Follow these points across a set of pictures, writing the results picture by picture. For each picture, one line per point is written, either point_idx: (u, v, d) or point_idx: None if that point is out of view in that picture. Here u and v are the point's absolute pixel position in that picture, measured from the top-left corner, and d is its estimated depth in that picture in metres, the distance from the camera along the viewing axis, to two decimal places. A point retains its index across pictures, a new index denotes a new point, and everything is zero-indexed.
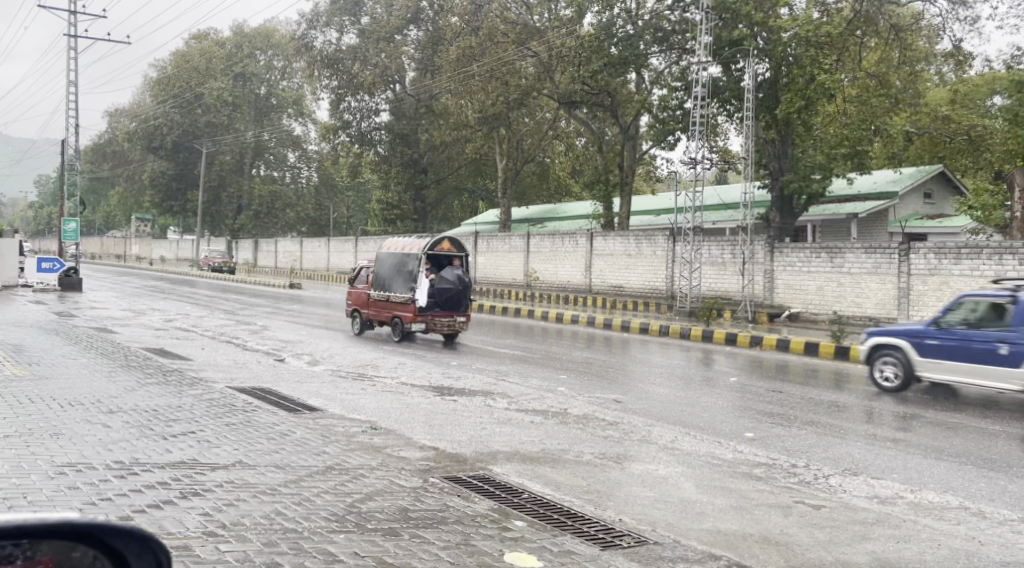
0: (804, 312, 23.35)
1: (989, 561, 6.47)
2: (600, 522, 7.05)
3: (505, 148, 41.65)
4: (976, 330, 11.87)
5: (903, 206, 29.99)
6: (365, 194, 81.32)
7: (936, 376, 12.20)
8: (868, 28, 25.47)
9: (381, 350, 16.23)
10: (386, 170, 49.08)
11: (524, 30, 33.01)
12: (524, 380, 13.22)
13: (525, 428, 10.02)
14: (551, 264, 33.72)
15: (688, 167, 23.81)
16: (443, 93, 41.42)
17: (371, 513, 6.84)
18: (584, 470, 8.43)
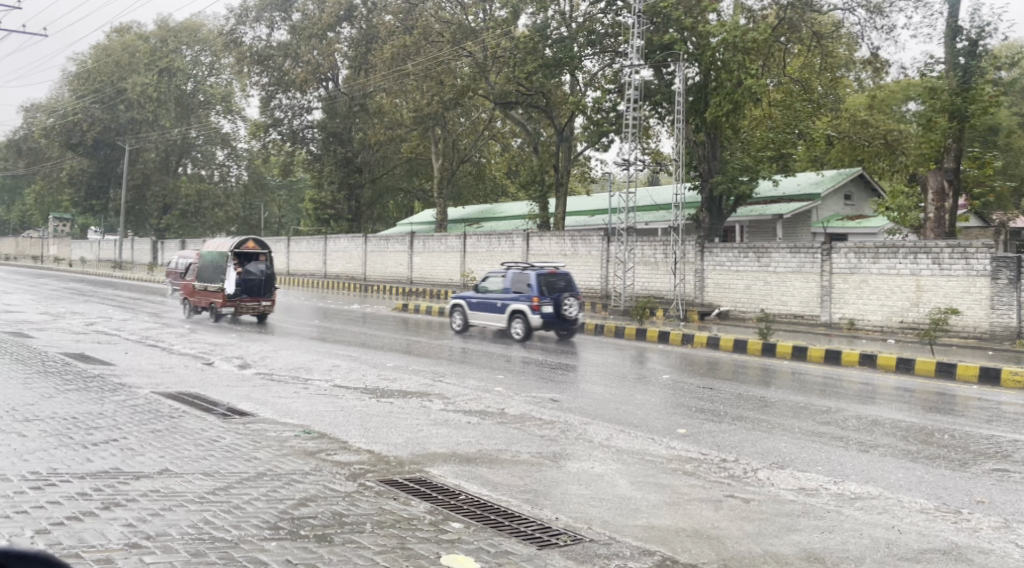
0: (733, 311, 23.88)
1: (912, 549, 6.74)
2: (537, 521, 7.17)
3: (441, 148, 41.43)
4: (491, 294, 19.66)
5: (825, 207, 30.86)
6: (298, 194, 80.29)
7: (477, 321, 19.91)
8: (791, 35, 26.39)
9: (314, 353, 16.04)
10: (320, 169, 48.71)
11: (459, 29, 32.84)
12: (461, 381, 13.26)
13: (464, 429, 10.08)
14: (488, 264, 33.83)
15: (621, 168, 24.07)
16: (378, 92, 41.03)
17: (303, 519, 6.84)
18: (521, 470, 8.55)
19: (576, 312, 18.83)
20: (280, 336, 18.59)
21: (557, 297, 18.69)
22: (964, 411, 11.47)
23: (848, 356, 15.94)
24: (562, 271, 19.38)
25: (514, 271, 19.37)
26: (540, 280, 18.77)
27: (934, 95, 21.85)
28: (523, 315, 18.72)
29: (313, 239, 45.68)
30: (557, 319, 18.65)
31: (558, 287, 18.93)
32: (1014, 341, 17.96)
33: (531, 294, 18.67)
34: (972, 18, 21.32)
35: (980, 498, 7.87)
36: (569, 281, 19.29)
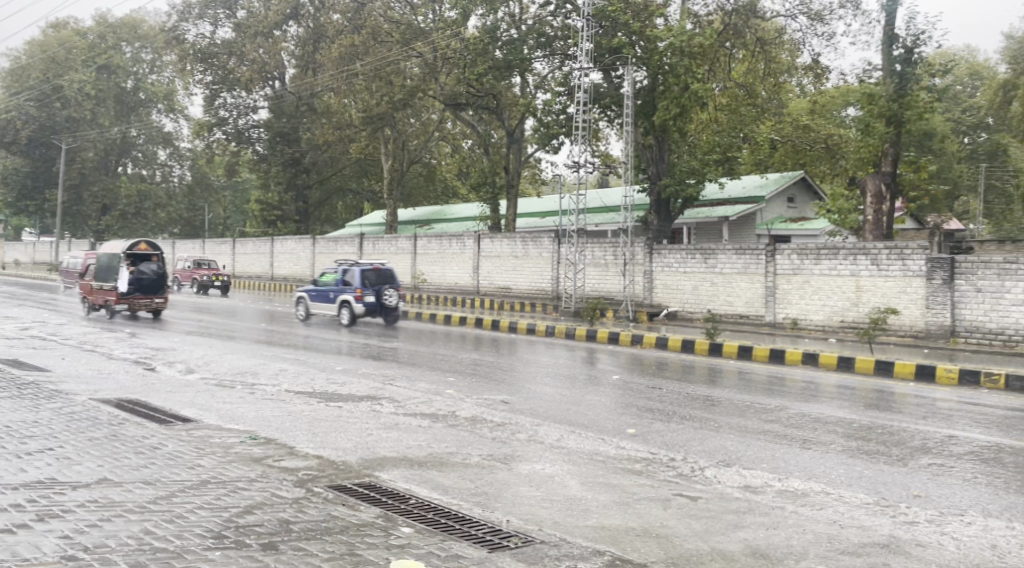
0: (681, 312, 24.20)
1: (853, 543, 6.93)
2: (488, 523, 7.22)
3: (391, 148, 41.20)
4: (326, 287, 23.07)
5: (769, 210, 31.40)
6: (244, 194, 79.41)
7: (317, 310, 23.27)
8: (736, 40, 27.05)
9: (260, 357, 15.89)
10: (267, 170, 48.08)
11: (409, 29, 32.64)
12: (412, 384, 13.27)
13: (414, 433, 10.10)
14: (439, 265, 33.81)
15: (570, 170, 24.21)
16: (327, 91, 40.91)
17: (249, 527, 6.81)
18: (471, 473, 8.59)
19: (396, 301, 22.38)
20: (225, 339, 18.37)
21: (378, 289, 22.20)
22: (902, 408, 11.81)
23: (791, 355, 16.27)
24: (386, 266, 22.84)
25: (344, 267, 22.80)
26: (362, 273, 22.24)
27: (872, 101, 22.43)
28: (348, 304, 22.21)
29: (260, 239, 45.10)
30: (378, 306, 22.15)
31: (378, 281, 22.43)
32: (948, 340, 18.52)
33: (354, 286, 22.16)
34: (908, 26, 21.86)
35: (917, 492, 8.12)
36: (391, 274, 22.78)
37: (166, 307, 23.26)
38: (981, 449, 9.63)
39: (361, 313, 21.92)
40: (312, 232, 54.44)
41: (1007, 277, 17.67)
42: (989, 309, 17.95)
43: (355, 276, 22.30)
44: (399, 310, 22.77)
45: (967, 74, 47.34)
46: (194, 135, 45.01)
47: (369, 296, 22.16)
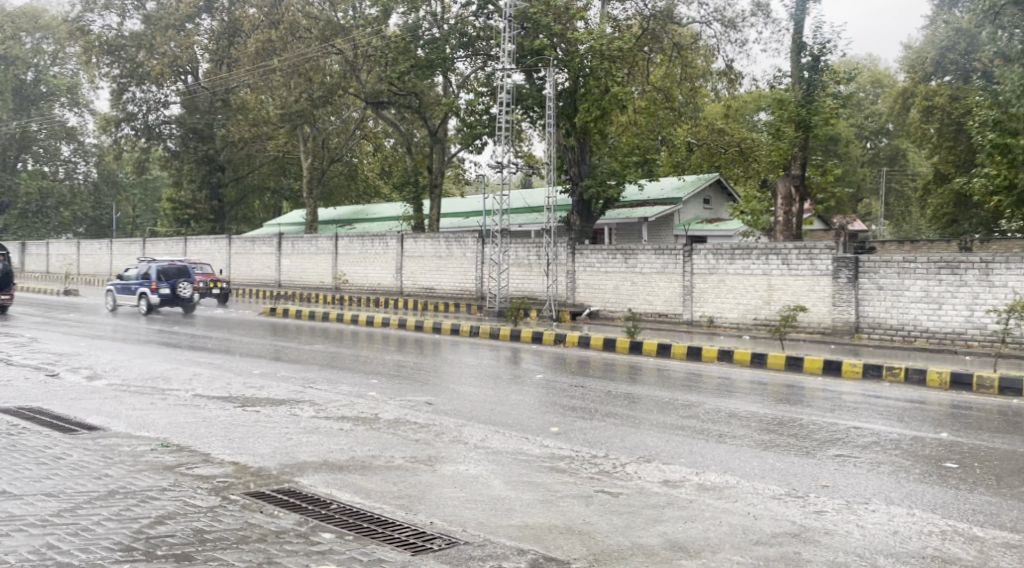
0: (603, 311, 24.55)
1: (767, 534, 7.18)
2: (411, 526, 7.27)
3: (310, 147, 40.42)
4: (129, 282, 26.65)
5: (686, 211, 32.06)
6: (154, 192, 77.35)
7: (121, 300, 26.83)
8: (654, 45, 27.46)
9: (172, 361, 15.57)
10: (179, 166, 46.98)
11: (328, 26, 32.32)
12: (333, 387, 13.21)
13: (335, 436, 10.07)
14: (361, 266, 33.59)
15: (494, 170, 24.30)
16: (242, 86, 40.39)
17: (160, 538, 6.73)
18: (394, 476, 8.62)
19: (189, 292, 26.00)
20: (134, 344, 17.93)
21: (172, 282, 25.78)
22: (811, 401, 12.26)
23: (707, 352, 16.66)
24: (182, 263, 26.44)
25: (143, 264, 26.32)
26: (157, 269, 25.79)
27: (783, 107, 23.06)
28: (145, 295, 25.78)
29: (172, 240, 44.05)
30: (172, 297, 25.75)
31: (175, 275, 26.02)
32: (853, 335, 19.38)
33: (150, 280, 25.73)
34: (815, 34, 22.60)
35: (825, 482, 8.46)
36: (186, 269, 26.37)
37: (10, 302, 23.81)
38: (883, 439, 10.08)
39: (156, 302, 25.54)
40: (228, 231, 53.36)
41: (906, 275, 18.61)
42: (890, 306, 18.87)
43: (150, 272, 25.87)
44: (195, 300, 26.41)
45: (869, 81, 49.19)
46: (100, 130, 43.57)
47: (163, 289, 25.75)
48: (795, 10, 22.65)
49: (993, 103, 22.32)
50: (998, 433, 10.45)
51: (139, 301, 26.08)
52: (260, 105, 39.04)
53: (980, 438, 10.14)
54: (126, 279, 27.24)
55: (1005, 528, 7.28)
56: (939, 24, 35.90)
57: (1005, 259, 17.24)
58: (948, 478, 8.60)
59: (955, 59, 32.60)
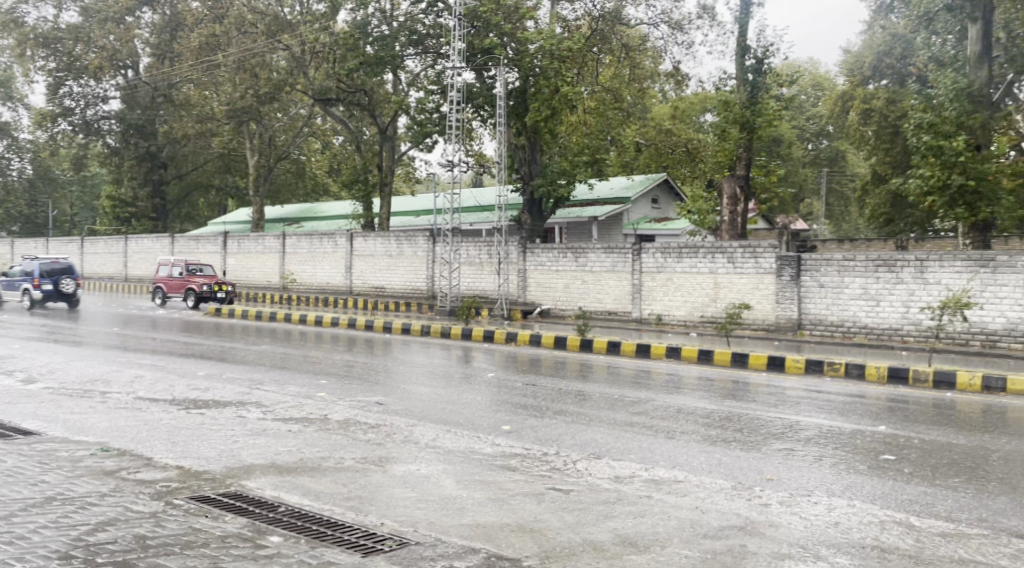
0: (554, 309, 24.70)
1: (714, 528, 7.34)
2: (361, 527, 7.30)
3: (256, 144, 39.64)
4: (16, 279, 27.89)
5: (635, 210, 32.36)
6: (93, 188, 75.85)
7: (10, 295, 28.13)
8: (603, 46, 27.50)
9: (112, 363, 15.33)
10: (119, 163, 46.14)
11: (276, 21, 32.13)
12: (281, 388, 13.14)
13: (283, 438, 10.01)
14: (309, 265, 33.34)
15: (445, 168, 24.32)
16: (186, 81, 39.89)
17: (100, 546, 6.71)
18: (344, 476, 8.63)
19: (72, 288, 27.24)
20: (72, 346, 17.59)
21: (54, 279, 27.02)
22: (757, 397, 12.49)
23: (656, 349, 16.86)
24: (65, 260, 27.70)
25: (29, 261, 27.53)
26: (40, 267, 27.02)
27: (728, 108, 23.45)
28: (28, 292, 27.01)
29: (112, 238, 43.28)
30: (55, 294, 26.98)
31: (58, 272, 27.29)
32: (796, 332, 19.85)
33: (33, 277, 26.95)
34: (758, 37, 22.96)
35: (769, 476, 8.66)
36: (69, 266, 27.64)
37: None
38: (825, 433, 10.32)
39: (38, 298, 26.78)
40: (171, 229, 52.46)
41: (846, 273, 19.15)
42: (831, 303, 19.40)
43: (34, 269, 27.11)
44: (79, 296, 27.69)
45: (811, 84, 50.07)
46: (35, 126, 42.09)
47: (46, 285, 26.99)
48: (739, 14, 22.99)
49: (928, 106, 22.92)
50: (934, 425, 10.78)
51: (25, 298, 27.42)
52: (203, 101, 38.50)
53: (916, 431, 10.45)
54: (15, 275, 28.51)
55: (941, 517, 7.53)
56: (877, 30, 36.78)
57: (939, 257, 17.84)
58: (887, 469, 8.86)
59: (892, 63, 33.47)
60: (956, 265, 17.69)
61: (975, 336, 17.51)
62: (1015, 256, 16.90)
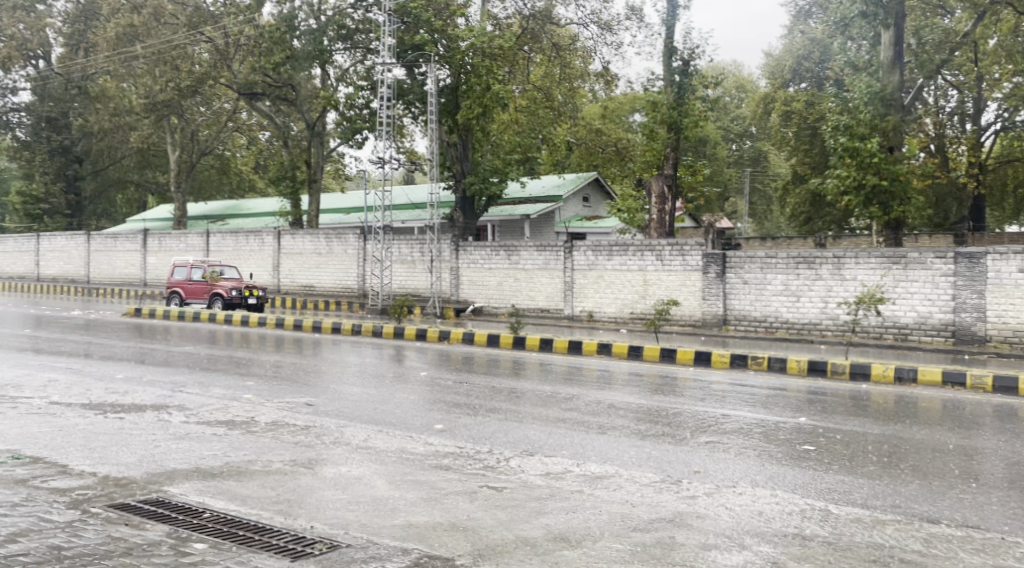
0: (486, 307, 24.75)
1: (644, 521, 7.48)
2: (289, 532, 7.25)
3: (178, 138, 39.16)
4: None
5: (566, 208, 32.63)
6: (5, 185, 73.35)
7: None
8: (533, 45, 27.76)
9: (24, 367, 14.87)
10: (31, 158, 44.77)
11: (197, 13, 31.51)
12: (206, 390, 12.94)
13: (208, 442, 9.87)
14: (235, 263, 32.80)
15: (376, 165, 24.14)
16: (103, 73, 38.91)
17: (11, 558, 6.56)
18: (272, 480, 8.54)
19: None
20: None
21: None
22: (684, 391, 12.75)
23: (588, 346, 17.06)
24: None
25: None
26: None
27: (656, 109, 23.84)
28: None
29: (23, 236, 41.91)
30: None
31: None
32: (721, 327, 20.31)
33: None
34: (685, 39, 23.32)
35: (697, 468, 8.86)
36: None
37: None
38: (749, 425, 10.58)
39: None
40: (87, 226, 50.98)
41: (768, 270, 19.69)
42: (754, 300, 19.94)
43: None
44: None
45: (734, 86, 51.22)
46: None
47: None
48: (665, 16, 23.34)
49: (844, 109, 23.68)
50: (851, 416, 11.14)
51: None
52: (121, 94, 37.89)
53: (835, 422, 10.78)
54: None
55: (858, 505, 7.79)
56: (797, 35, 37.85)
57: (855, 254, 18.56)
58: (807, 459, 9.14)
59: (811, 68, 34.70)
60: (870, 262, 18.45)
61: (888, 330, 18.31)
62: (925, 253, 17.77)
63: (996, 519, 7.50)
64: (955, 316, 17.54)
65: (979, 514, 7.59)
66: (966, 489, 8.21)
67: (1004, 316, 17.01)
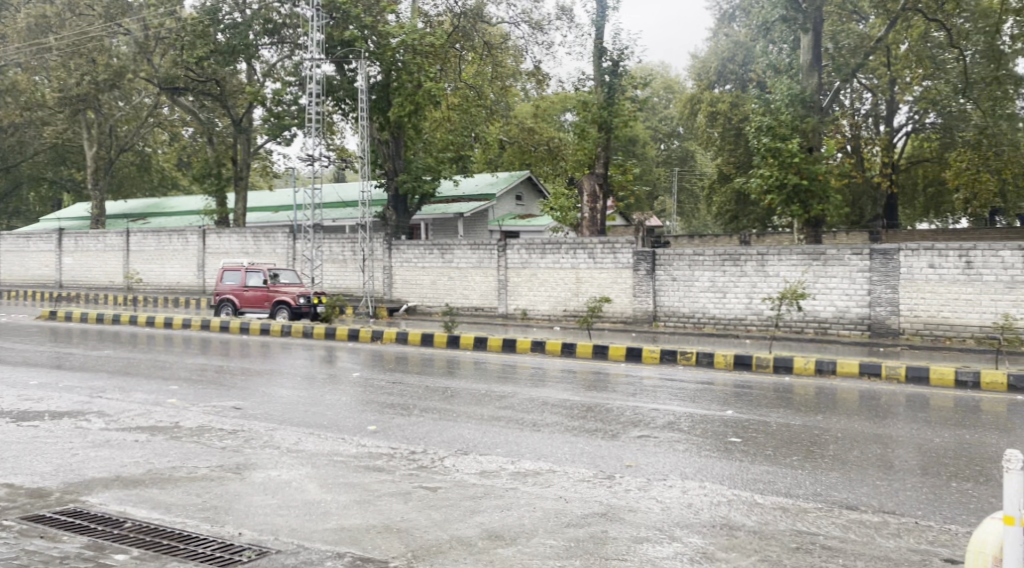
0: (420, 306, 24.60)
1: (576, 516, 7.53)
2: (216, 539, 7.11)
3: (95, 134, 38.05)
4: None
5: (499, 207, 32.64)
6: None
7: None
8: (465, 43, 27.53)
9: None
10: None
11: (115, 4, 30.91)
12: (127, 395, 12.59)
13: (129, 449, 9.61)
14: (158, 263, 31.98)
15: (305, 163, 23.82)
16: (15, 67, 37.55)
17: None
18: (198, 487, 8.36)
19: None
20: None
21: None
22: (616, 387, 12.89)
23: (521, 344, 17.09)
24: None
25: None
26: None
27: (587, 108, 24.06)
28: None
29: None
30: None
31: None
32: (652, 324, 20.60)
33: None
34: (614, 40, 23.56)
35: (629, 462, 8.95)
36: None
37: None
38: (679, 419, 10.75)
39: None
40: None
41: (696, 267, 20.03)
42: (682, 296, 20.25)
43: None
44: None
45: (662, 87, 52.01)
46: None
47: None
48: (595, 16, 23.56)
49: (766, 111, 24.24)
50: (778, 408, 11.41)
51: None
52: (34, 88, 36.62)
53: (760, 414, 11.03)
54: None
55: (782, 494, 7.98)
56: (721, 37, 38.55)
57: (777, 251, 19.02)
58: (735, 451, 9.33)
59: (735, 70, 35.54)
60: (792, 258, 18.92)
61: (809, 324, 18.82)
62: (842, 250, 18.34)
63: (910, 503, 7.76)
64: (870, 310, 18.12)
65: (894, 500, 7.84)
66: (883, 476, 8.47)
67: (916, 309, 17.68)
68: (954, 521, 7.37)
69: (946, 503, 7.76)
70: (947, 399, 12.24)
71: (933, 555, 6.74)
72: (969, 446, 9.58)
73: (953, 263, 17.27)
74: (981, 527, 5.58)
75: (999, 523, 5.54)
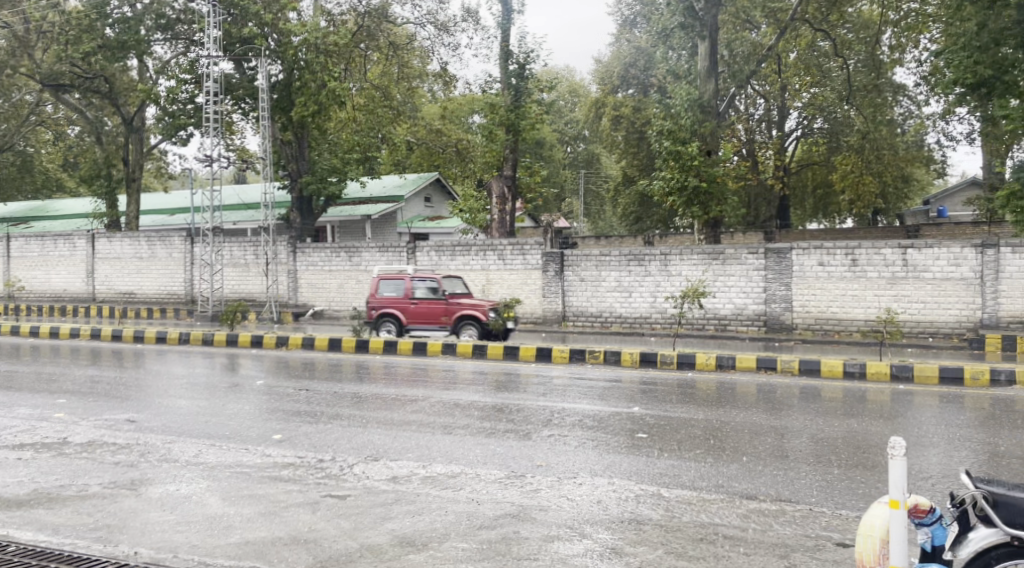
0: (326, 310, 24.09)
1: (487, 519, 7.42)
2: (108, 560, 6.73)
3: None
4: None
5: (409, 209, 32.38)
6: None
7: None
8: (370, 42, 26.98)
9: None
10: None
11: None
12: (10, 411, 11.85)
13: (10, 468, 9.02)
14: (42, 269, 30.41)
15: (203, 164, 23.06)
16: None
17: None
18: (88, 506, 7.91)
19: None
20: None
21: None
22: (526, 387, 12.85)
23: (432, 347, 16.92)
24: None
25: None
26: None
27: (495, 110, 24.02)
28: None
29: None
30: None
31: None
32: (561, 324, 20.70)
33: None
34: (520, 43, 23.60)
35: (540, 462, 8.90)
36: None
37: None
38: (589, 417, 10.77)
39: None
40: None
41: (603, 267, 20.24)
42: (591, 296, 20.44)
43: None
44: None
45: (567, 91, 52.50)
46: None
47: None
48: (501, 19, 23.54)
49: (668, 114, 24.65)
50: (688, 404, 11.58)
51: None
52: None
53: (669, 410, 11.15)
54: None
55: (687, 487, 8.06)
56: (623, 42, 39.07)
57: (679, 251, 19.37)
58: (643, 447, 9.39)
59: (636, 74, 36.02)
60: (693, 258, 19.28)
61: (709, 321, 19.21)
62: (740, 250, 18.76)
63: (804, 491, 7.95)
64: (766, 306, 18.61)
65: (790, 488, 8.02)
66: (779, 466, 8.67)
67: (808, 305, 18.30)
68: (845, 506, 7.57)
69: (838, 490, 7.98)
70: (839, 390, 12.65)
71: (827, 540, 6.89)
72: (866, 434, 9.89)
73: (841, 261, 17.94)
74: (869, 510, 5.62)
75: (884, 505, 5.59)
